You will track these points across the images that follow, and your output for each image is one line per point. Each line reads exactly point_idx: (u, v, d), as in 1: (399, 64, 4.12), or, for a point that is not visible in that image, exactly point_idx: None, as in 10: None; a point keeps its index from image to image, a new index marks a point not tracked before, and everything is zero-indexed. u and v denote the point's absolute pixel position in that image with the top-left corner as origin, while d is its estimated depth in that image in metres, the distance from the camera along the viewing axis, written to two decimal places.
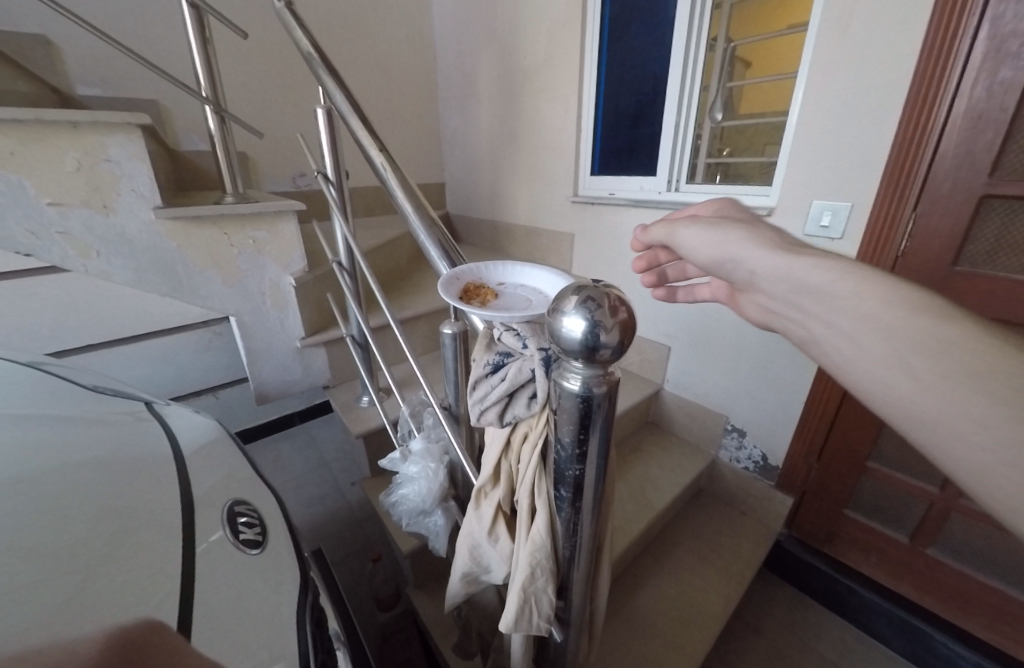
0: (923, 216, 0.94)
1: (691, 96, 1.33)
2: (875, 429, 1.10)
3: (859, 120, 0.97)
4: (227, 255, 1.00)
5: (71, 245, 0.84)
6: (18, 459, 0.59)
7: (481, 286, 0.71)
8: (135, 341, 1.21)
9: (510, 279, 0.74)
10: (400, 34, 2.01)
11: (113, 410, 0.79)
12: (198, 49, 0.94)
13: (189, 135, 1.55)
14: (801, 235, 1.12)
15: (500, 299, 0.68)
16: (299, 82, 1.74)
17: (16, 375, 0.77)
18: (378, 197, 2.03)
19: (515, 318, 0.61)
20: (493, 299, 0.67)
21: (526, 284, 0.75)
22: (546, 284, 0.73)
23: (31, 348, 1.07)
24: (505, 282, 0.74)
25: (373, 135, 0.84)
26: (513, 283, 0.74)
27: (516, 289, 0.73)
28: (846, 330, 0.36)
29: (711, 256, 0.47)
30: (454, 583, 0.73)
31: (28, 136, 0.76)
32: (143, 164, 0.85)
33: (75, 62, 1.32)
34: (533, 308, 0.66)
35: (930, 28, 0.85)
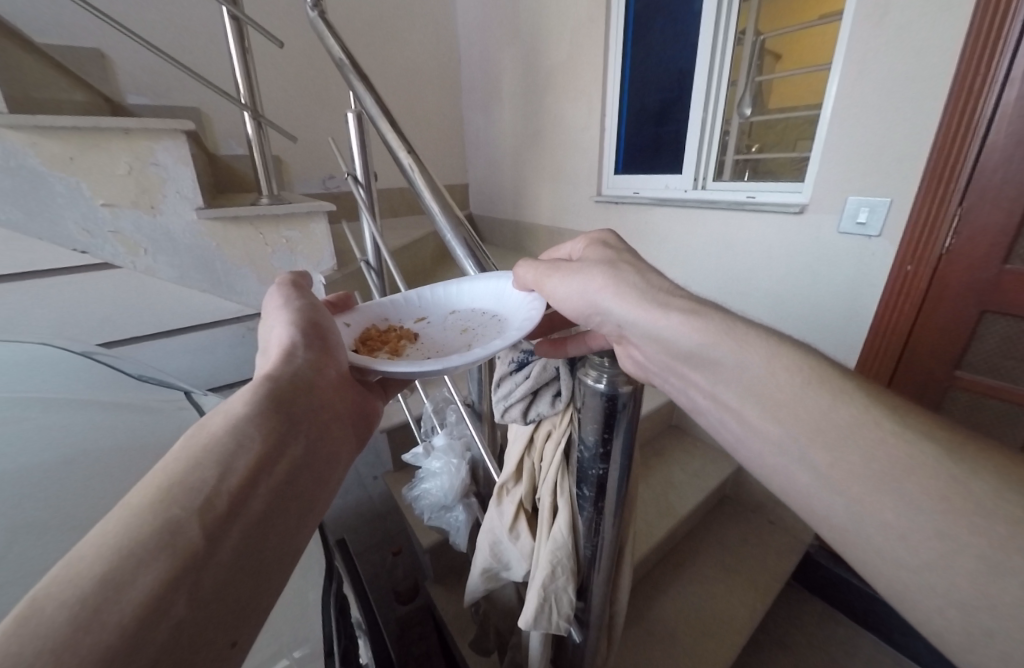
0: (969, 212, 0.89)
1: (719, 91, 1.31)
2: None
3: (900, 113, 0.93)
4: (263, 253, 1.05)
5: (122, 243, 0.91)
6: (72, 438, 0.64)
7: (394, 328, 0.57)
8: (176, 335, 1.28)
9: (433, 301, 0.61)
10: (429, 40, 2.06)
11: (157, 397, 0.83)
12: (239, 59, 0.99)
13: (228, 140, 1.64)
14: (835, 233, 1.08)
15: (419, 341, 0.55)
16: (330, 87, 1.81)
17: (65, 362, 0.81)
18: (404, 198, 2.08)
19: (513, 333, 0.45)
20: (408, 344, 0.53)
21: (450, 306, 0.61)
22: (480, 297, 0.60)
23: (84, 340, 1.15)
24: (428, 309, 0.61)
25: (401, 137, 0.81)
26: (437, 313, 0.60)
27: (441, 319, 0.60)
28: (822, 411, 0.35)
29: (586, 314, 0.46)
30: (474, 578, 0.74)
31: (85, 143, 0.82)
32: (187, 167, 0.90)
33: (127, 74, 1.42)
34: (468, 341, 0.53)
35: (976, 14, 0.81)
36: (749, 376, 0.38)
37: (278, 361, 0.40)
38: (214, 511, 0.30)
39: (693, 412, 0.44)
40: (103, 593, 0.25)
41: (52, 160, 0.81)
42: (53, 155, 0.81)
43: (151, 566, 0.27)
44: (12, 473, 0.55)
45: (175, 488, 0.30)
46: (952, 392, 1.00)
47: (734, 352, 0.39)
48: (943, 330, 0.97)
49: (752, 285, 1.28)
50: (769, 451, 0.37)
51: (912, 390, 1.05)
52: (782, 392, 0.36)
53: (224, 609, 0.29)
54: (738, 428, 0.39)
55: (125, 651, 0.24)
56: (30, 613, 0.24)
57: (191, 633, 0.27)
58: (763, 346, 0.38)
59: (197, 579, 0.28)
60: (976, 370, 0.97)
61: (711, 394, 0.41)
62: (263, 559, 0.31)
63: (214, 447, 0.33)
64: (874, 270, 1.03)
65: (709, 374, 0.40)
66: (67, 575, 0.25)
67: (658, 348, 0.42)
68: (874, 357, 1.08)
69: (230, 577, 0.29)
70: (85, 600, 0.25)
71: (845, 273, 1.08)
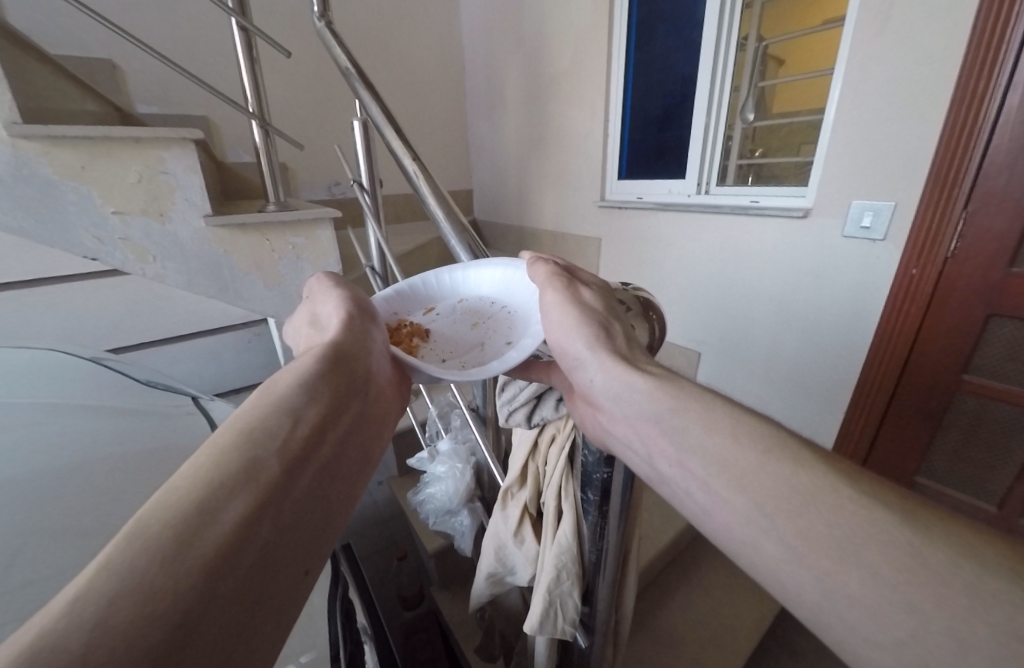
0: (974, 216, 0.91)
1: (721, 96, 1.32)
2: (930, 431, 1.05)
3: (903, 116, 0.93)
4: (269, 259, 1.06)
5: (131, 250, 0.92)
6: (81, 442, 0.65)
7: (405, 323, 0.56)
8: (184, 341, 1.30)
9: (439, 289, 0.60)
10: (433, 48, 2.08)
11: (164, 402, 0.84)
12: (246, 68, 1.00)
13: (235, 148, 1.67)
14: (839, 237, 1.08)
15: (432, 336, 0.54)
16: (335, 95, 1.83)
17: (73, 367, 0.82)
18: (409, 203, 2.10)
19: (528, 340, 0.46)
20: (422, 342, 0.53)
21: (458, 293, 0.61)
22: (489, 282, 0.60)
23: (93, 345, 1.17)
24: (436, 298, 0.60)
25: (407, 144, 0.82)
26: (445, 301, 0.60)
27: (449, 307, 0.59)
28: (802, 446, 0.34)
29: (564, 361, 0.45)
30: (479, 583, 0.74)
31: (96, 152, 0.83)
32: (195, 175, 0.92)
33: (137, 84, 1.44)
34: (481, 336, 0.54)
35: (978, 21, 0.81)
36: (711, 442, 0.35)
37: (339, 331, 0.43)
38: (291, 452, 0.32)
39: (656, 485, 0.39)
40: (196, 516, 0.26)
41: (64, 169, 0.82)
42: (65, 164, 0.82)
43: (238, 496, 0.28)
44: (23, 476, 0.55)
45: (253, 431, 0.31)
46: (959, 396, 1.00)
47: (700, 421, 0.36)
48: (951, 332, 0.98)
49: (756, 289, 1.28)
50: (736, 525, 0.33)
51: (919, 393, 1.05)
52: (741, 458, 0.33)
53: (299, 540, 0.30)
54: (702, 498, 0.35)
55: (222, 559, 0.25)
56: (131, 535, 0.24)
57: (272, 557, 0.28)
58: (716, 411, 0.37)
59: (278, 512, 0.29)
60: (982, 373, 0.97)
61: (676, 463, 0.36)
62: (328, 501, 0.33)
63: (285, 399, 0.34)
64: (879, 274, 1.03)
65: (674, 440, 0.37)
66: (159, 502, 0.26)
67: (629, 410, 0.40)
68: (881, 360, 1.07)
69: (303, 515, 0.31)
70: (178, 525, 0.25)
71: (849, 276, 1.08)
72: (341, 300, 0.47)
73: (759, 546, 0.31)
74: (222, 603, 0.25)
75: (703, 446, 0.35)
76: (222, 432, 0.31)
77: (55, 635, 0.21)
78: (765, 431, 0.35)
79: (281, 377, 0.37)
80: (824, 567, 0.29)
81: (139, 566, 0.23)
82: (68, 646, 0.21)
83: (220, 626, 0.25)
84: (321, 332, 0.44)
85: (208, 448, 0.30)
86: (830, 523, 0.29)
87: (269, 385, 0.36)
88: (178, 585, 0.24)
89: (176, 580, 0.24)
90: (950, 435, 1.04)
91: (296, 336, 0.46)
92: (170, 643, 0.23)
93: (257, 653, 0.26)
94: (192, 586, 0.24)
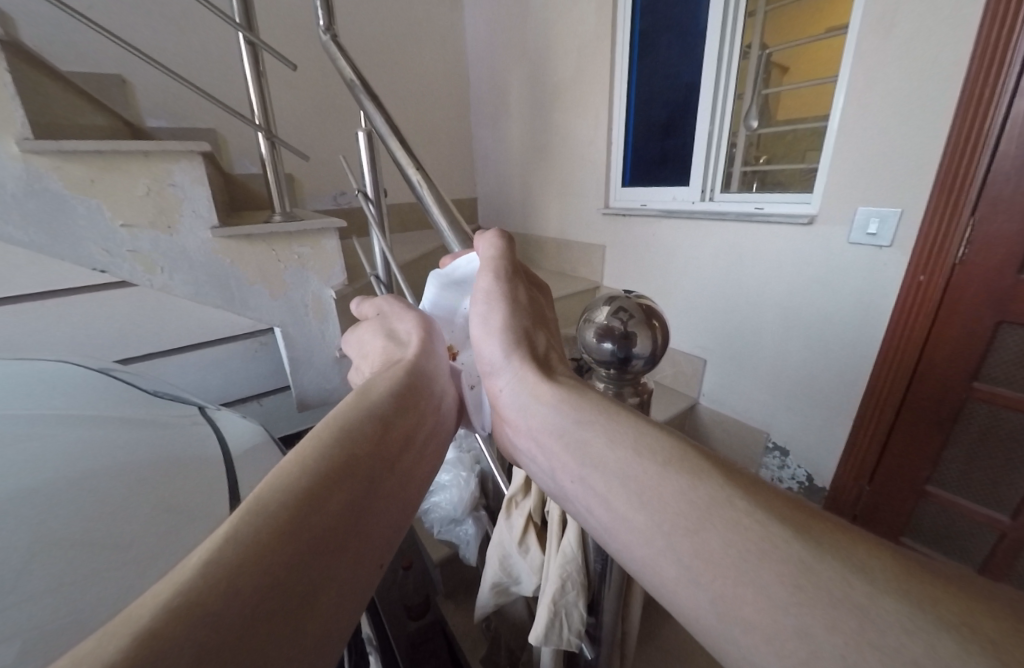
0: (983, 223, 0.89)
1: (725, 104, 1.32)
2: (940, 440, 1.04)
3: (908, 123, 0.93)
4: (275, 269, 1.07)
5: (139, 262, 0.92)
6: (91, 450, 0.65)
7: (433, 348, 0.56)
8: (191, 350, 1.30)
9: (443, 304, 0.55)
10: (437, 58, 2.10)
11: (173, 411, 0.84)
12: (253, 82, 1.02)
13: (242, 159, 1.69)
14: (846, 243, 1.08)
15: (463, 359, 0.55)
16: (341, 106, 1.85)
17: (81, 378, 0.83)
18: (414, 212, 2.11)
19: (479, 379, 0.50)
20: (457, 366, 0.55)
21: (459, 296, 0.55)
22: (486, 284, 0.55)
23: (102, 355, 1.17)
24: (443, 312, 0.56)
25: (411, 155, 0.82)
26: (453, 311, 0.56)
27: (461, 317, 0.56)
28: None
29: (484, 374, 0.47)
30: (484, 592, 0.73)
31: (106, 166, 0.85)
32: (203, 187, 0.93)
33: (145, 98, 1.46)
34: None
35: (982, 27, 0.81)
36: (612, 457, 0.36)
37: (419, 348, 0.48)
38: (377, 447, 0.36)
39: (558, 499, 0.40)
40: (306, 491, 0.30)
41: (74, 183, 0.84)
42: (75, 179, 0.83)
43: (336, 481, 0.32)
44: (34, 487, 0.55)
45: (350, 428, 0.36)
46: (970, 402, 0.98)
47: (605, 437, 0.37)
48: (964, 337, 0.96)
49: (762, 296, 1.28)
50: (637, 544, 0.33)
51: (930, 399, 1.03)
52: (645, 477, 0.34)
53: (380, 528, 0.34)
54: (604, 516, 0.35)
55: (322, 535, 0.30)
56: (256, 506, 0.29)
57: (359, 540, 0.32)
58: (622, 428, 0.37)
59: (364, 496, 0.33)
60: (994, 381, 0.95)
61: (579, 479, 0.37)
62: (402, 496, 0.37)
63: (375, 402, 0.39)
64: (886, 281, 1.03)
65: (576, 456, 0.38)
66: (278, 482, 0.30)
67: (540, 422, 0.41)
68: (890, 365, 1.06)
69: (384, 507, 0.35)
70: (296, 502, 0.30)
71: (856, 283, 1.07)
72: (415, 318, 0.52)
73: (658, 565, 0.31)
74: (321, 572, 0.29)
75: (605, 462, 0.36)
76: (324, 428, 0.35)
77: (196, 572, 0.25)
78: (671, 446, 0.35)
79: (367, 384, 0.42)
80: (729, 593, 0.28)
81: (266, 532, 0.28)
82: (206, 588, 0.24)
83: (319, 591, 0.28)
84: (400, 347, 0.49)
85: (311, 441, 0.34)
86: (725, 539, 0.29)
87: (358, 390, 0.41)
88: (289, 550, 0.28)
89: (293, 548, 0.28)
90: (962, 443, 1.02)
91: (371, 347, 0.52)
92: (280, 594, 0.26)
93: (344, 621, 0.29)
94: (300, 549, 0.28)
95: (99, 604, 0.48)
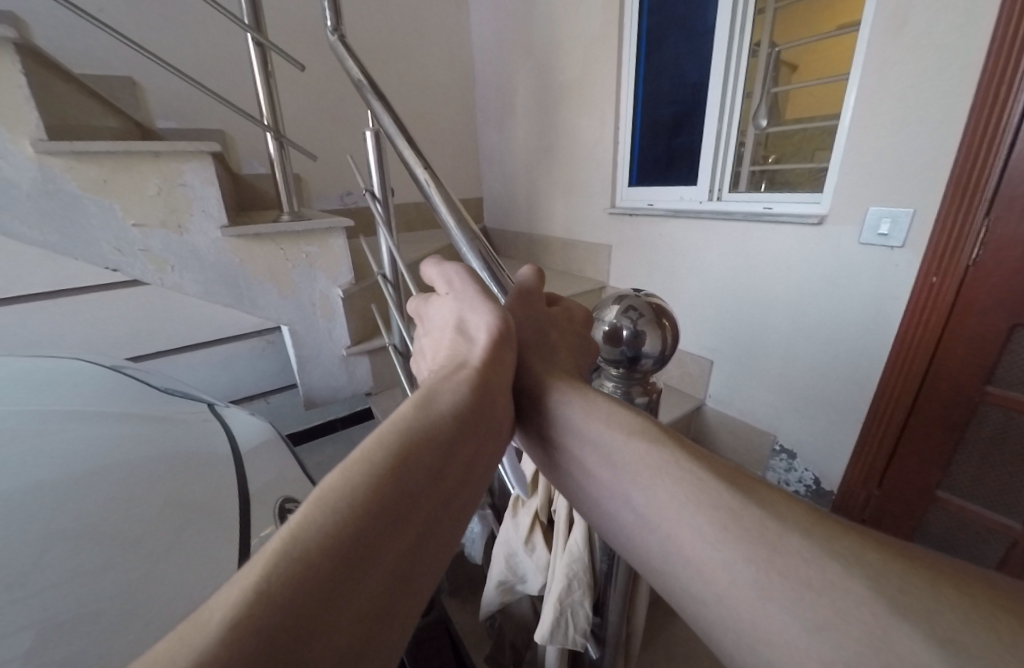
0: (998, 224, 0.87)
1: (733, 103, 1.30)
2: (952, 444, 1.02)
3: (924, 121, 0.91)
4: (283, 268, 1.08)
5: (150, 261, 0.94)
6: (102, 444, 0.66)
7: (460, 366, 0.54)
8: (201, 348, 1.32)
9: None
10: (444, 58, 2.10)
11: (183, 409, 0.85)
12: (262, 83, 1.02)
13: (250, 159, 1.71)
14: (856, 244, 1.06)
15: None
16: (348, 106, 1.86)
17: (94, 375, 0.84)
18: (420, 212, 2.12)
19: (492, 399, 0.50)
20: None
21: None
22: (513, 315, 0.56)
23: (114, 352, 1.19)
24: None
25: (418, 154, 0.82)
26: None
27: None
28: None
29: None
30: (489, 591, 0.74)
31: (118, 167, 0.86)
32: (212, 187, 0.94)
33: (156, 100, 1.48)
34: None
35: (998, 24, 0.80)
36: (587, 425, 0.38)
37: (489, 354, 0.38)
38: (426, 475, 0.30)
39: (541, 468, 0.41)
40: (337, 532, 0.25)
41: (87, 183, 0.85)
42: (88, 178, 0.85)
43: (372, 521, 0.27)
44: (48, 481, 0.57)
45: (412, 447, 0.30)
46: (984, 406, 0.96)
47: (581, 408, 0.39)
48: (978, 339, 0.94)
49: (769, 297, 1.27)
50: (602, 498, 0.36)
51: (943, 402, 1.01)
52: (610, 437, 0.37)
53: (420, 572, 0.29)
54: (577, 479, 0.38)
55: (351, 587, 0.25)
56: (281, 548, 0.24)
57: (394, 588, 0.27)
58: (596, 399, 0.40)
59: (404, 536, 0.28)
60: (1008, 384, 0.93)
61: (558, 445, 0.39)
62: (451, 530, 0.31)
63: (441, 413, 0.33)
64: (898, 283, 1.01)
65: (558, 428, 0.39)
66: (312, 521, 0.25)
67: (528, 402, 0.41)
68: (902, 366, 1.04)
69: (429, 550, 0.30)
70: (339, 545, 0.25)
71: (866, 284, 1.06)
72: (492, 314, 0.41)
73: (620, 517, 0.35)
74: (346, 630, 0.24)
75: (581, 428, 0.38)
76: (380, 442, 0.30)
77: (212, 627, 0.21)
78: (639, 422, 0.38)
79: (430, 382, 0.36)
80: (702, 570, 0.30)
81: (304, 582, 0.23)
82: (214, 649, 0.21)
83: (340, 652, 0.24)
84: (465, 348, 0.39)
85: (362, 463, 0.29)
86: (672, 491, 0.33)
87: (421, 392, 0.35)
88: (308, 609, 0.23)
89: (330, 603, 0.24)
90: (974, 447, 1.00)
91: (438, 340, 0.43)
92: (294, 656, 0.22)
93: None
94: (322, 605, 0.24)
95: (111, 598, 0.48)
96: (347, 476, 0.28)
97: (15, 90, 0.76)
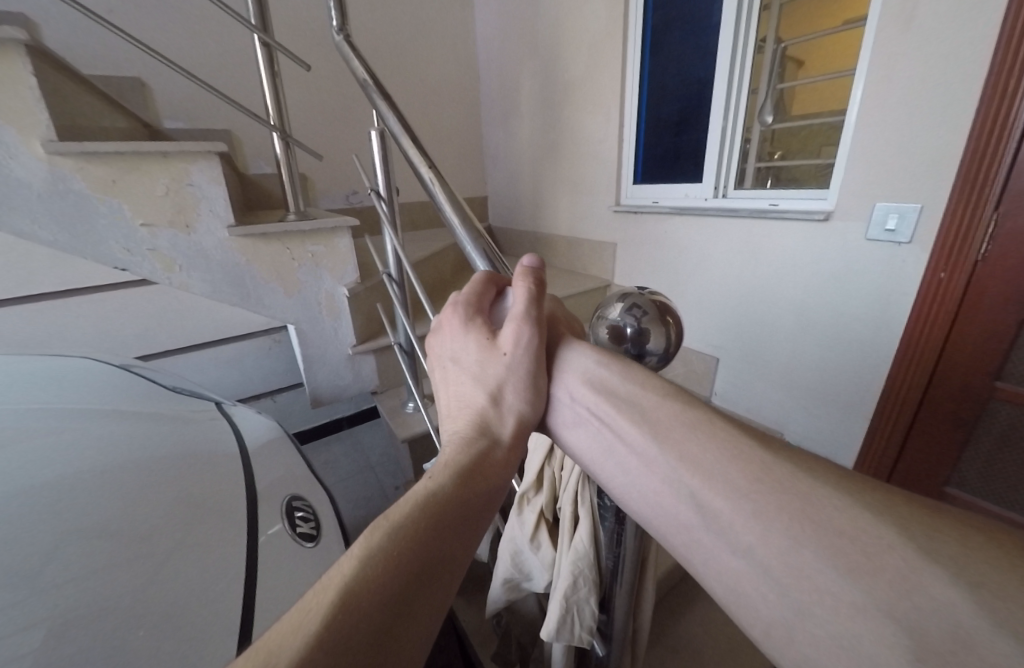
0: (1006, 218, 0.87)
1: (739, 99, 1.30)
2: (960, 439, 1.02)
3: (932, 117, 0.90)
4: (289, 268, 1.08)
5: (159, 260, 0.95)
6: (111, 442, 0.66)
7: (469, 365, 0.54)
8: (208, 348, 1.33)
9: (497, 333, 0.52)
10: (448, 57, 2.10)
11: (191, 407, 0.86)
12: (268, 83, 1.03)
13: (257, 159, 1.72)
14: (863, 240, 1.06)
15: None
16: (353, 105, 1.86)
17: (103, 374, 0.85)
18: (424, 210, 2.12)
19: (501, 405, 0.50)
20: None
21: None
22: None
23: (122, 352, 1.20)
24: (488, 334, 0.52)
25: (423, 153, 0.81)
26: None
27: None
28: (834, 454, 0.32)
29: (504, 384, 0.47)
30: (495, 588, 0.74)
31: (126, 167, 0.87)
32: (219, 186, 0.95)
33: (164, 100, 1.49)
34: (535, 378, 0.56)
35: (1006, 19, 0.79)
36: (623, 388, 0.38)
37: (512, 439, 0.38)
38: (461, 519, 0.33)
39: (558, 433, 0.41)
40: (388, 573, 0.29)
41: (96, 183, 0.86)
42: (97, 179, 0.85)
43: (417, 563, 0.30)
44: (58, 479, 0.57)
45: (447, 511, 0.33)
46: (993, 402, 0.96)
47: (620, 372, 0.39)
48: (987, 334, 0.94)
49: (776, 293, 1.26)
50: (629, 457, 0.36)
51: (950, 398, 1.01)
52: (648, 400, 0.37)
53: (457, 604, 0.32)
54: (603, 440, 0.37)
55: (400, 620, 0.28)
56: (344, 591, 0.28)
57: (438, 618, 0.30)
58: (631, 366, 0.40)
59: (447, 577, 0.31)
60: (1017, 380, 0.93)
61: (592, 409, 0.38)
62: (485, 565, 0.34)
63: (472, 476, 0.35)
64: (904, 279, 1.00)
65: (595, 392, 0.39)
66: (365, 566, 0.29)
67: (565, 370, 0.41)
68: (909, 363, 1.04)
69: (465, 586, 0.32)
70: (386, 607, 0.28)
71: (873, 281, 1.05)
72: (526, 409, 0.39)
73: (641, 475, 0.35)
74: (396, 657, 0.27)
75: (618, 390, 0.38)
76: (418, 506, 0.32)
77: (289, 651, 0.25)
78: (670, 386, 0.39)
79: (455, 440, 0.38)
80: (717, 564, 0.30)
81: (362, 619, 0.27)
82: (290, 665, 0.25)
83: None
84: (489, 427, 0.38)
85: (409, 509, 0.32)
86: (703, 445, 0.33)
87: (449, 451, 0.37)
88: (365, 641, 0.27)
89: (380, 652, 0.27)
90: (983, 443, 1.00)
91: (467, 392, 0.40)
92: None
93: None
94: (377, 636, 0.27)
95: (118, 595, 0.48)
96: (390, 540, 0.30)
97: (26, 91, 0.76)
